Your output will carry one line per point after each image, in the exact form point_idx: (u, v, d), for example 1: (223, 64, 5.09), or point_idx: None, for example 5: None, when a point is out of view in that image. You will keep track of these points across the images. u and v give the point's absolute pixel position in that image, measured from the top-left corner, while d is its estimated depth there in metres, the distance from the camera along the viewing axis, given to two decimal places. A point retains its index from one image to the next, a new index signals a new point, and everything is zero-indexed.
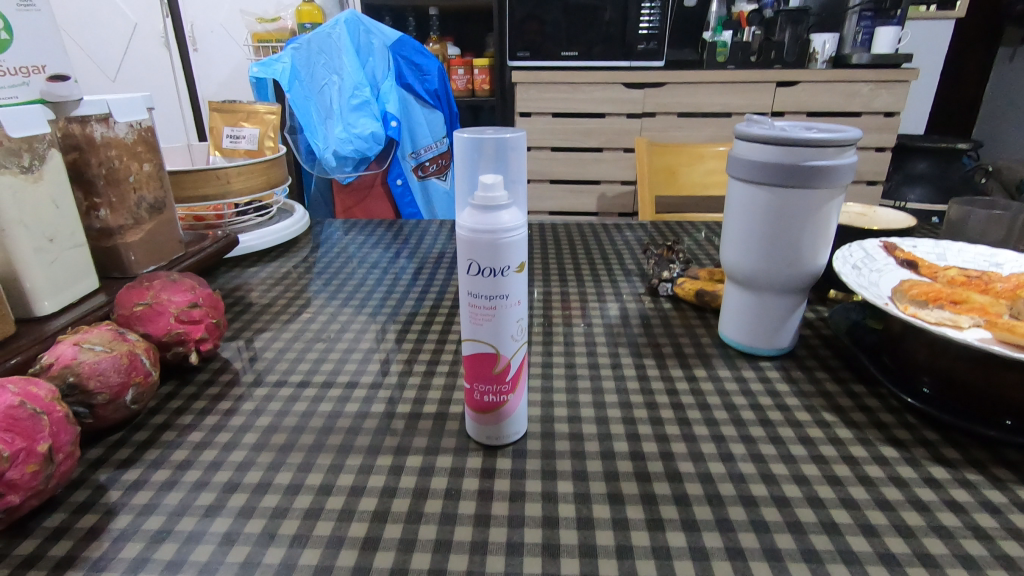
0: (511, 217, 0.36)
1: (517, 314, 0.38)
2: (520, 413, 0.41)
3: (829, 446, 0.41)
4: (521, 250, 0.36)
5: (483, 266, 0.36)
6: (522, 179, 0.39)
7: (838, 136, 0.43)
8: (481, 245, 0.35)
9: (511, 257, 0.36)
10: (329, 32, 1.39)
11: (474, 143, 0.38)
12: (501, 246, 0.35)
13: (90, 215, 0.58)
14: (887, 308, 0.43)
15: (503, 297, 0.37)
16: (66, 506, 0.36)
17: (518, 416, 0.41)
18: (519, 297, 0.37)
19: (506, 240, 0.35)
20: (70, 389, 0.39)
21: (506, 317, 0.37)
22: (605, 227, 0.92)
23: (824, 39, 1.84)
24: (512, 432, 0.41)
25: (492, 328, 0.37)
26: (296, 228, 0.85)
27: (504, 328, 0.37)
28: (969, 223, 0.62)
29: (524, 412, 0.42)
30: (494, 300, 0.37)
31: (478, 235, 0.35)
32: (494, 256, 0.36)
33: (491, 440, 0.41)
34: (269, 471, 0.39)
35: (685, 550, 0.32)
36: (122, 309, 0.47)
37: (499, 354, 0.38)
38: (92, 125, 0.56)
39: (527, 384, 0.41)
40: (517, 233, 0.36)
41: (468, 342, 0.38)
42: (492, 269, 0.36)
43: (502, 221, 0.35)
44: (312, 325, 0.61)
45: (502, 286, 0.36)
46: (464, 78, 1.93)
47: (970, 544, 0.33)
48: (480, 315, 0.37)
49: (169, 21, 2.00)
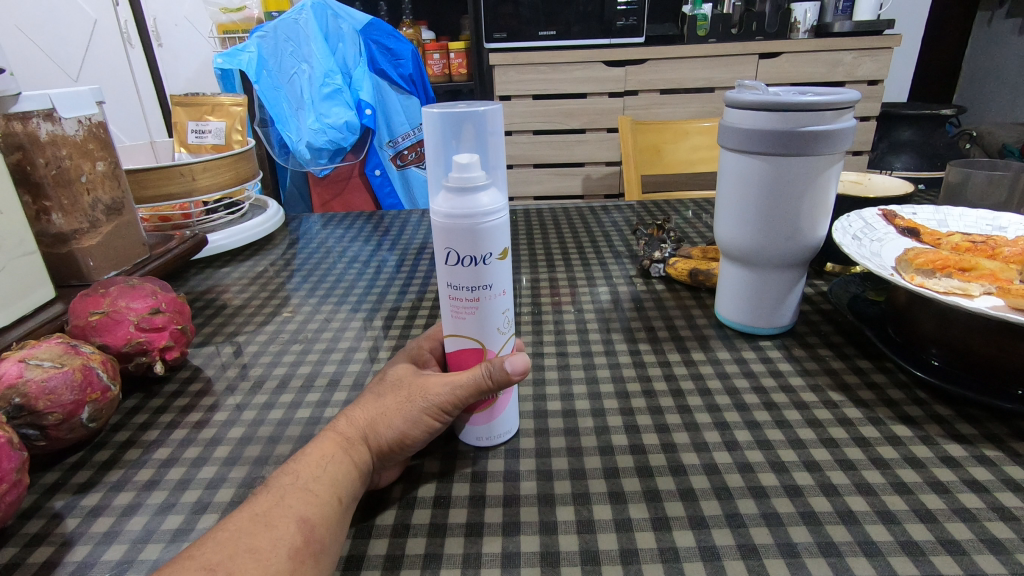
0: (491, 200, 0.32)
1: (503, 304, 0.35)
2: (509, 410, 0.38)
3: (838, 428, 0.39)
4: (505, 233, 0.34)
5: (464, 255, 0.33)
6: (501, 163, 0.35)
7: (835, 98, 0.41)
8: (460, 232, 0.32)
9: (493, 244, 0.33)
10: (295, 18, 1.34)
11: (448, 121, 0.34)
12: (481, 231, 0.32)
13: (42, 219, 0.54)
14: (892, 277, 0.40)
15: (487, 287, 0.34)
16: (17, 540, 0.33)
17: (507, 416, 0.38)
18: (503, 287, 0.34)
19: (486, 225, 0.32)
20: (16, 410, 0.35)
21: (491, 308, 0.34)
22: (592, 209, 0.89)
23: (805, 7, 1.78)
24: (502, 433, 0.38)
25: (475, 322, 0.35)
26: (269, 224, 0.82)
27: (489, 323, 0.35)
28: (968, 187, 0.59)
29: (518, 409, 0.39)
30: (476, 291, 0.34)
31: (454, 221, 0.32)
32: (478, 244, 0.32)
33: (482, 441, 0.38)
34: (242, 487, 0.36)
35: (695, 550, 0.30)
36: (99, 329, 0.44)
37: (485, 348, 0.35)
38: (36, 121, 0.52)
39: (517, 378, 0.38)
40: (497, 217, 0.33)
41: (451, 338, 0.36)
42: (472, 257, 0.33)
43: (480, 204, 0.32)
44: (289, 326, 0.57)
45: (486, 275, 0.33)
46: (440, 62, 1.85)
47: (994, 526, 0.31)
48: (462, 309, 0.34)
49: (123, 11, 1.91)
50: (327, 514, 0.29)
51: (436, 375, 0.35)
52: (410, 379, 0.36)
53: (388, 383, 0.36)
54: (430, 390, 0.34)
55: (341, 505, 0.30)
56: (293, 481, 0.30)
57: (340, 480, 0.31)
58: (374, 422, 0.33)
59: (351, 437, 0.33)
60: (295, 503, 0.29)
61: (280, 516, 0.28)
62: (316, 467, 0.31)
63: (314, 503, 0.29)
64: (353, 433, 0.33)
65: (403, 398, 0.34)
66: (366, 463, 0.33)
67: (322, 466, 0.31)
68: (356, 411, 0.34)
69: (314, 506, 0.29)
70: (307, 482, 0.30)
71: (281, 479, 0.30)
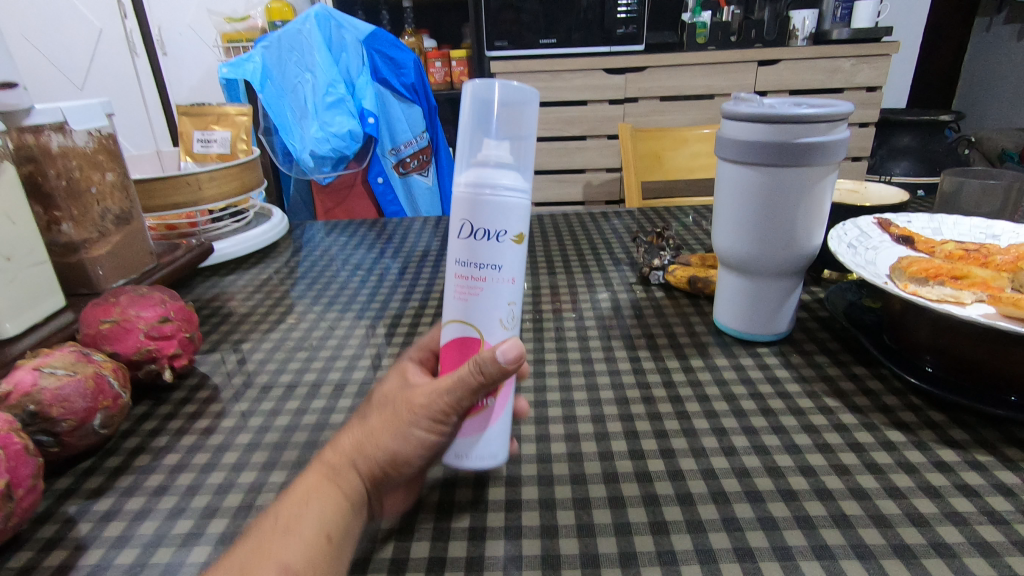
0: (512, 179, 0.32)
1: (508, 294, 0.34)
2: (501, 429, 0.35)
3: (834, 433, 0.40)
4: (525, 216, 0.33)
5: (475, 227, 0.32)
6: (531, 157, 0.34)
7: (828, 110, 0.42)
8: (480, 203, 0.32)
9: (509, 223, 0.32)
10: (299, 28, 1.36)
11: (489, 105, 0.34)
12: (500, 205, 0.32)
13: (52, 229, 0.55)
14: (885, 286, 0.41)
15: (494, 267, 0.33)
16: (32, 544, 0.33)
17: (492, 435, 0.34)
18: (512, 274, 0.33)
19: (505, 199, 0.32)
20: (31, 417, 0.36)
21: (494, 293, 0.33)
22: (593, 216, 0.90)
23: (803, 15, 1.79)
24: (483, 455, 0.35)
25: (477, 304, 0.33)
26: (274, 233, 0.83)
27: (489, 309, 0.33)
28: (963, 195, 0.60)
29: (508, 435, 0.36)
30: (482, 269, 0.33)
31: (475, 192, 0.32)
32: (490, 218, 0.32)
33: (456, 458, 0.34)
34: (250, 492, 0.37)
35: (692, 554, 0.31)
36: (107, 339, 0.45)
37: (483, 339, 0.34)
38: (47, 134, 0.53)
39: (513, 394, 0.36)
40: (518, 197, 0.32)
41: (452, 322, 0.34)
42: (486, 232, 0.32)
43: (504, 179, 0.32)
44: (294, 333, 0.58)
45: (496, 254, 0.33)
46: (442, 70, 1.88)
47: (985, 529, 0.31)
48: (465, 289, 0.33)
49: (130, 23, 1.94)
50: (313, 561, 0.28)
51: (422, 386, 0.33)
52: (398, 393, 0.34)
53: (377, 400, 0.35)
54: (418, 403, 0.32)
55: (330, 544, 0.29)
56: (276, 524, 0.29)
57: (327, 516, 0.30)
58: (361, 446, 0.32)
59: (339, 466, 0.32)
60: (276, 550, 0.28)
61: (260, 568, 0.27)
62: (300, 506, 0.30)
63: (297, 548, 0.28)
64: (340, 461, 0.32)
65: (389, 415, 0.33)
66: (359, 492, 0.31)
67: (306, 505, 0.30)
68: (345, 436, 0.33)
69: (296, 547, 0.28)
70: (290, 523, 0.29)
71: (264, 522, 0.29)
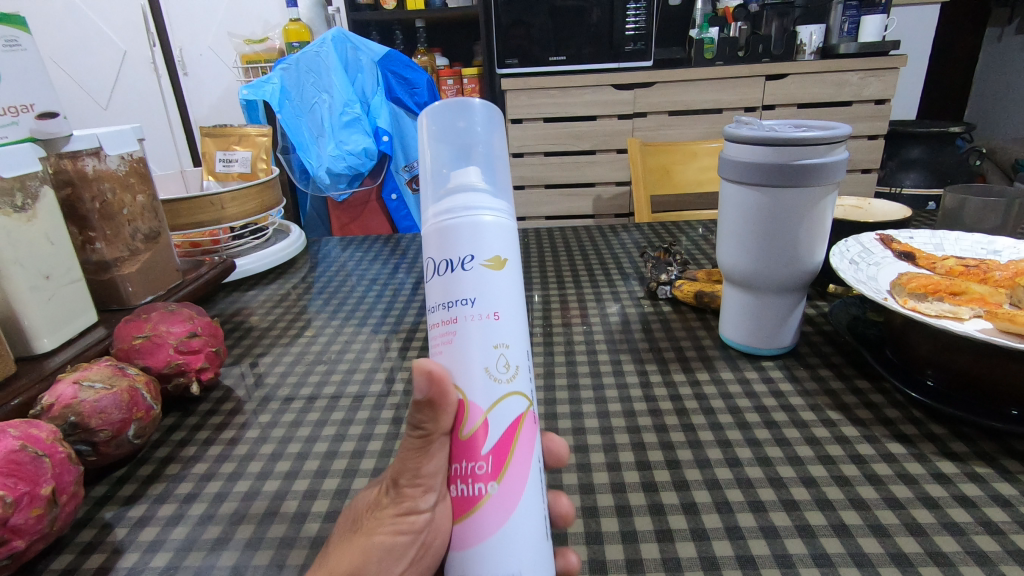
0: (483, 203, 0.29)
1: (493, 332, 0.28)
2: (525, 530, 0.27)
3: (836, 445, 0.41)
4: (501, 241, 0.29)
5: (441, 260, 0.29)
6: (507, 189, 0.32)
7: (828, 133, 0.44)
8: (446, 232, 0.29)
9: (479, 248, 0.28)
10: (317, 51, 1.41)
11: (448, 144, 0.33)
12: (466, 229, 0.28)
13: (87, 248, 0.58)
14: (886, 302, 0.42)
15: (465, 301, 0.28)
16: (72, 547, 0.36)
17: (505, 541, 0.26)
18: (494, 308, 0.28)
19: (473, 223, 0.28)
20: (71, 428, 0.39)
21: (473, 335, 0.28)
22: (602, 230, 0.92)
23: (811, 30, 1.81)
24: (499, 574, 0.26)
25: (452, 355, 0.28)
26: (292, 249, 0.85)
27: (469, 357, 0.28)
28: (966, 211, 0.61)
29: (538, 544, 0.27)
30: (454, 307, 0.28)
31: (442, 221, 0.29)
32: (456, 244, 0.28)
33: None
34: (275, 499, 0.39)
35: (696, 561, 0.32)
36: (139, 358, 0.47)
37: (469, 402, 0.28)
38: (84, 159, 0.56)
39: (535, 478, 0.28)
40: (490, 219, 0.29)
41: None
42: (453, 262, 0.28)
43: (471, 203, 0.29)
44: (313, 347, 0.60)
45: (469, 286, 0.28)
46: (454, 88, 1.89)
47: (981, 539, 0.32)
48: (439, 340, 0.29)
49: (157, 50, 2.02)
50: None
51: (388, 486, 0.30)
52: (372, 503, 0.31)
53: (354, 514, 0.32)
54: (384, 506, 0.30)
55: None
56: None
57: None
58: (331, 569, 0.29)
59: None
60: None
61: None
62: None
63: None
64: None
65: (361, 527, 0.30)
66: None
67: None
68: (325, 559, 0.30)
69: None
70: None
71: None
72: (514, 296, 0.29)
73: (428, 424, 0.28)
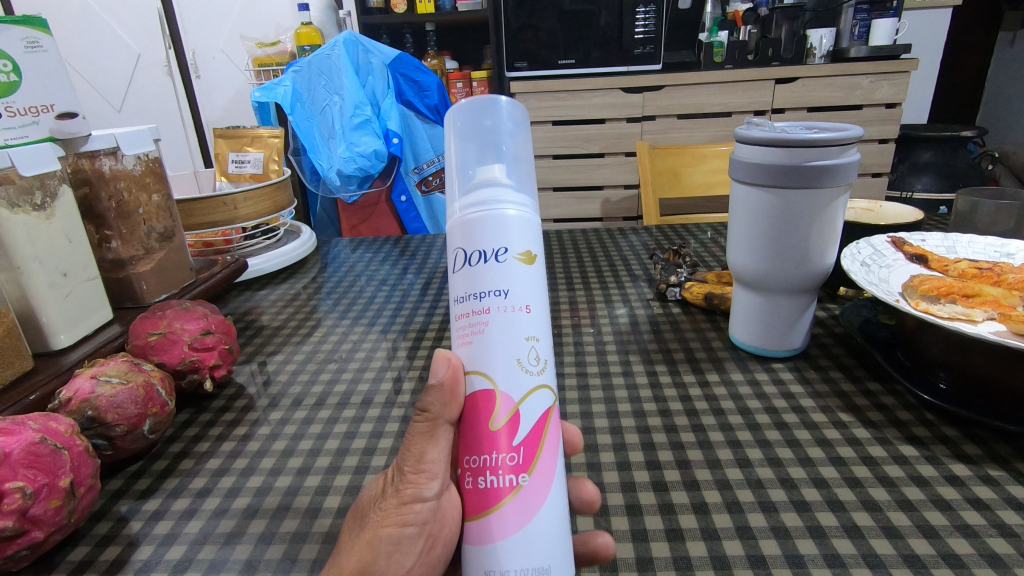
0: (510, 197, 0.30)
1: (524, 325, 0.28)
2: (550, 526, 0.27)
3: (847, 447, 0.41)
4: (529, 235, 0.29)
5: (469, 252, 0.29)
6: (530, 183, 0.32)
7: (838, 136, 0.44)
8: (475, 224, 0.29)
9: (509, 240, 0.29)
10: (328, 54, 1.41)
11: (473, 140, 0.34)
12: (496, 221, 0.29)
13: (102, 247, 0.59)
14: (899, 304, 0.42)
15: (498, 293, 0.28)
16: (89, 540, 0.36)
17: (532, 538, 0.26)
18: (525, 301, 0.29)
19: (502, 216, 0.29)
20: (89, 422, 0.39)
21: (504, 325, 0.28)
22: (611, 233, 0.92)
23: (821, 34, 1.82)
24: (524, 567, 0.26)
25: (482, 345, 0.28)
26: (303, 250, 0.86)
27: (498, 347, 0.28)
28: (978, 214, 0.61)
29: (562, 543, 0.27)
30: (484, 298, 0.28)
31: (470, 214, 0.29)
32: (483, 238, 0.29)
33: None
34: (287, 495, 0.39)
35: (707, 560, 0.32)
36: (151, 352, 0.48)
37: (501, 393, 0.28)
38: (101, 158, 0.57)
39: (559, 474, 0.29)
40: (518, 212, 0.29)
41: (472, 375, 0.29)
42: (483, 254, 0.29)
43: (499, 196, 0.29)
44: (323, 346, 0.61)
45: (499, 277, 0.28)
46: (463, 90, 1.93)
47: (995, 542, 0.32)
48: (467, 330, 0.29)
49: (172, 52, 2.04)
50: None
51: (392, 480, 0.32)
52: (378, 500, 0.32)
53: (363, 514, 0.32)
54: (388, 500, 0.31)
55: None
56: None
57: None
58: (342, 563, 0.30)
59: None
60: None
61: None
62: None
63: None
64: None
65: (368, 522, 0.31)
66: None
67: None
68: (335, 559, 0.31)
69: None
70: None
71: None
72: (540, 290, 0.29)
73: (435, 407, 0.29)
